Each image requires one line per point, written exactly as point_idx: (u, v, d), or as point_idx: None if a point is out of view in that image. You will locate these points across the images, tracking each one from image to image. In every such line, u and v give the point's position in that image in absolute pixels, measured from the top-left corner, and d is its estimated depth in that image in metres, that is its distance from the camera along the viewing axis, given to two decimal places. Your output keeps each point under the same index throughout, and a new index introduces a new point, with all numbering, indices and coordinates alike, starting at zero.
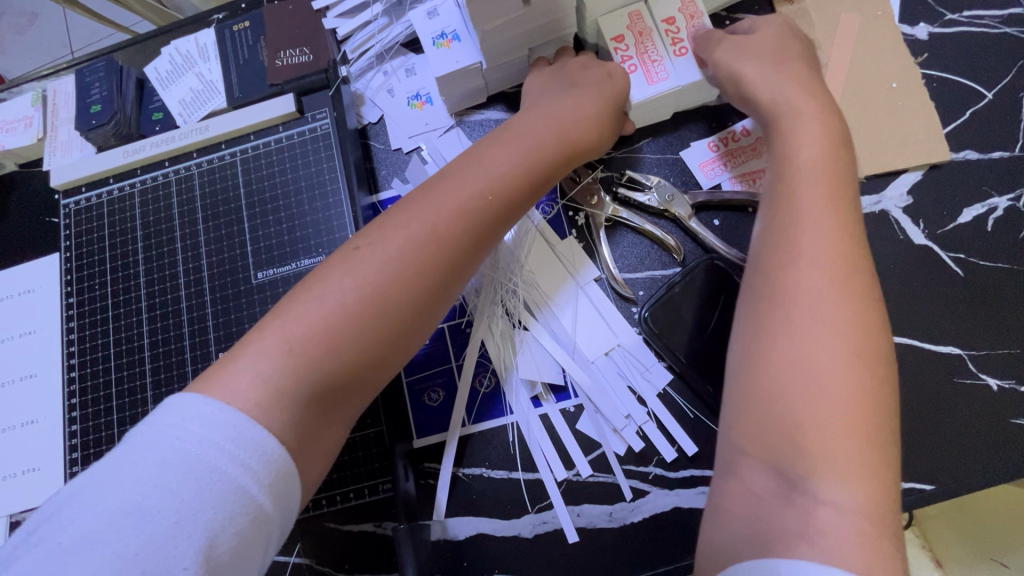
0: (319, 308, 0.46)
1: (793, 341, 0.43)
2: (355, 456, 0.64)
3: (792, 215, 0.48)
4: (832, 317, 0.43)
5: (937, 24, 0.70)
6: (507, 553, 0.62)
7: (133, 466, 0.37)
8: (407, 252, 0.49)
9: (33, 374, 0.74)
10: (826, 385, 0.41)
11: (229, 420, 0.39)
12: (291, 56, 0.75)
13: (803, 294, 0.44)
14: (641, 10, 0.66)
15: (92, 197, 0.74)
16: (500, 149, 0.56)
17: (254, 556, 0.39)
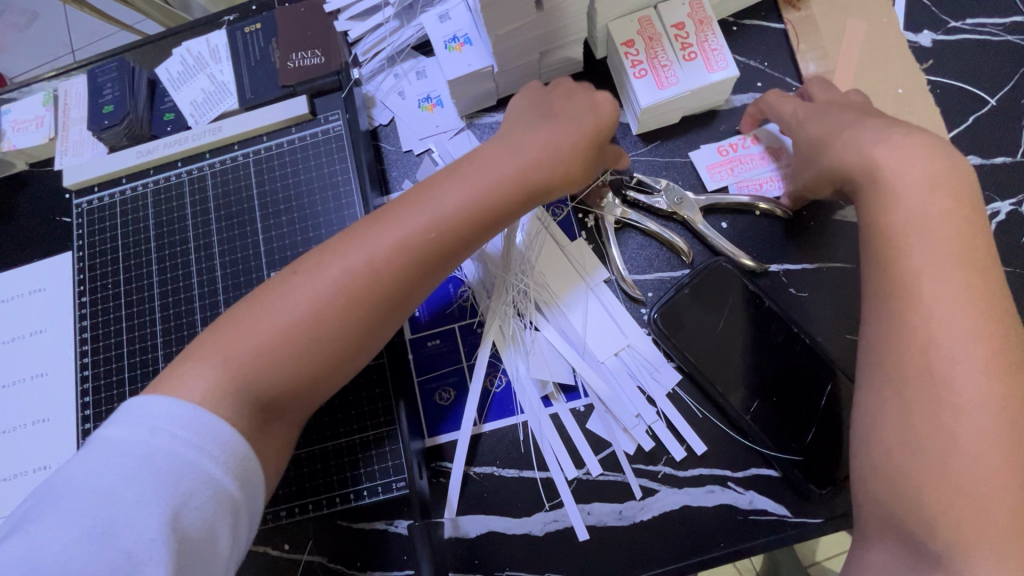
0: (259, 328, 0.49)
1: (946, 415, 0.44)
2: (314, 467, 0.65)
3: (916, 285, 0.47)
4: (982, 388, 0.43)
5: (940, 31, 0.71)
6: (519, 551, 0.63)
7: (97, 462, 0.41)
8: (343, 282, 0.51)
9: (45, 373, 0.74)
10: (973, 457, 0.42)
11: (183, 412, 0.44)
12: (303, 58, 0.76)
13: (946, 367, 0.45)
14: (650, 17, 0.68)
15: (105, 197, 0.74)
16: (456, 179, 0.56)
17: (218, 536, 0.43)
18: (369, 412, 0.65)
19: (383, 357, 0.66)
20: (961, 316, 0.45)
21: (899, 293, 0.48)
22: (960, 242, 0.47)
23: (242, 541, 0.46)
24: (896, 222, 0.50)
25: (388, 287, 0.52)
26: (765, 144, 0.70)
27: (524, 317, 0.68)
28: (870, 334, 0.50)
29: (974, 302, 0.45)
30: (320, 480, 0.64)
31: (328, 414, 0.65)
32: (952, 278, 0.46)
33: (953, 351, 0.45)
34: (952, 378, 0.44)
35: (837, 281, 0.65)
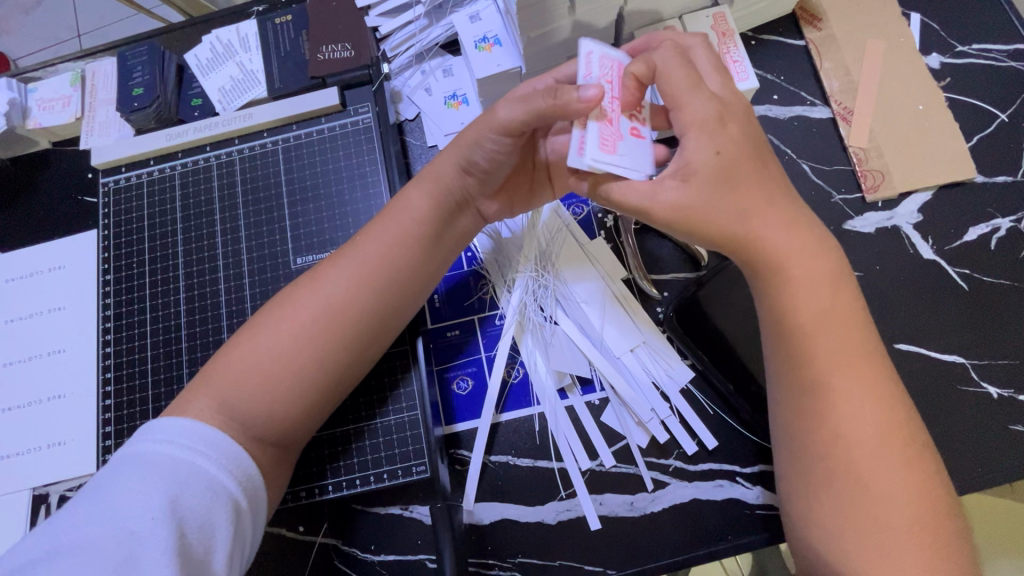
0: (241, 351, 0.55)
1: (861, 470, 0.46)
2: (322, 452, 0.65)
3: (825, 385, 0.48)
4: (902, 479, 0.46)
5: (949, 54, 0.75)
6: (531, 539, 0.64)
7: (108, 474, 0.48)
8: (292, 341, 0.55)
9: (62, 350, 0.75)
10: (881, 502, 0.46)
11: (180, 424, 0.50)
12: (333, 51, 0.78)
13: (865, 459, 0.46)
14: (675, 26, 0.71)
15: (132, 177, 0.75)
16: (375, 230, 0.61)
17: (216, 523, 0.47)
18: (384, 397, 0.66)
19: (405, 345, 0.67)
20: (868, 411, 0.47)
21: (814, 393, 0.48)
22: (837, 304, 0.50)
23: (249, 531, 0.50)
24: (808, 319, 0.49)
25: (325, 333, 0.56)
26: (629, 140, 0.52)
27: (537, 292, 0.70)
28: (788, 430, 0.50)
29: (879, 395, 0.48)
30: (339, 462, 0.64)
31: (349, 397, 0.66)
32: (856, 373, 0.48)
33: (874, 446, 0.47)
34: (872, 459, 0.46)
35: None
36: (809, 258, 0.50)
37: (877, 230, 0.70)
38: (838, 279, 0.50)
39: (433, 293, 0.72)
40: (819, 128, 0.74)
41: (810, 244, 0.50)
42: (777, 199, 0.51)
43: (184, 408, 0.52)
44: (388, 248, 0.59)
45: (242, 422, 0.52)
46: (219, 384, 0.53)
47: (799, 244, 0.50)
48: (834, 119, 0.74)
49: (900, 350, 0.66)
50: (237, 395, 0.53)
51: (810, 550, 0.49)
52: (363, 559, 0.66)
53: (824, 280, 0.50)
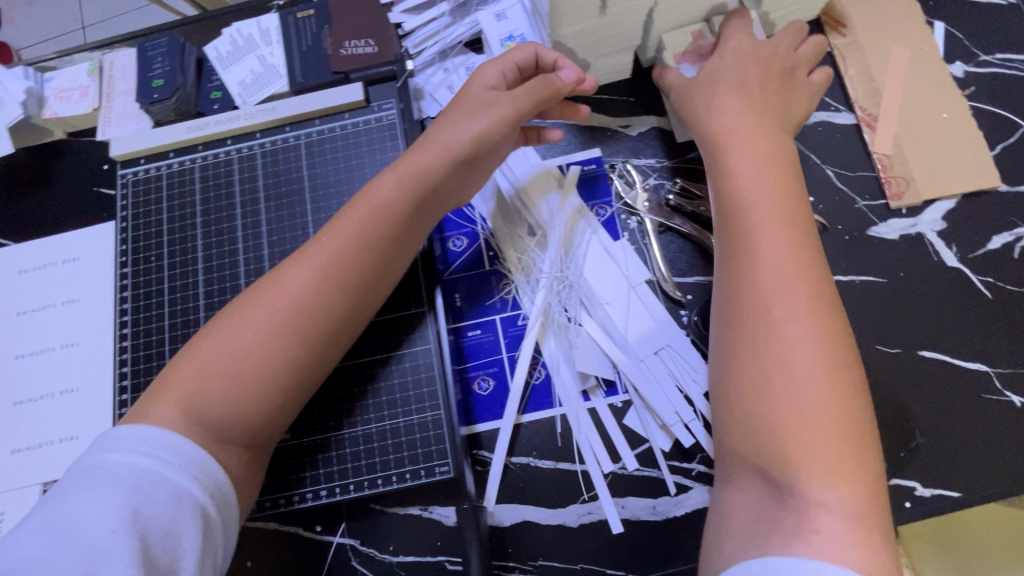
0: (202, 357, 0.54)
1: (777, 312, 0.48)
2: (302, 459, 0.63)
3: (749, 231, 0.51)
4: (812, 323, 0.47)
5: (973, 63, 0.75)
6: (552, 541, 0.64)
7: (63, 488, 0.46)
8: (259, 343, 0.54)
9: (75, 343, 0.74)
10: (792, 345, 0.46)
11: (135, 432, 0.49)
12: (355, 47, 0.77)
13: (780, 302, 0.48)
14: (701, 29, 0.71)
15: (151, 169, 0.74)
16: (339, 224, 0.59)
17: (180, 529, 0.46)
18: (408, 398, 0.64)
19: (429, 344, 0.66)
20: (789, 262, 0.49)
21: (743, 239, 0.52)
22: (776, 174, 0.54)
23: (218, 535, 0.49)
24: (738, 188, 0.54)
25: (288, 332, 0.55)
26: None
27: (563, 291, 0.70)
28: (719, 280, 0.53)
29: (802, 252, 0.50)
30: (320, 470, 0.63)
31: (332, 405, 0.65)
32: (783, 223, 0.51)
33: (789, 291, 0.48)
34: (789, 303, 0.48)
35: (874, 294, 0.68)
36: (752, 140, 0.56)
37: (901, 237, 0.70)
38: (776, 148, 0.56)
39: (454, 292, 0.72)
40: (844, 134, 0.74)
41: (755, 118, 0.57)
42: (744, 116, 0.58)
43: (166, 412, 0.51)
44: (352, 244, 0.58)
45: (216, 425, 0.52)
46: (207, 392, 0.52)
47: (742, 115, 0.58)
48: (858, 124, 0.74)
49: (925, 357, 0.66)
50: (216, 398, 0.52)
51: (724, 396, 0.49)
52: (381, 560, 0.65)
53: (761, 153, 0.55)
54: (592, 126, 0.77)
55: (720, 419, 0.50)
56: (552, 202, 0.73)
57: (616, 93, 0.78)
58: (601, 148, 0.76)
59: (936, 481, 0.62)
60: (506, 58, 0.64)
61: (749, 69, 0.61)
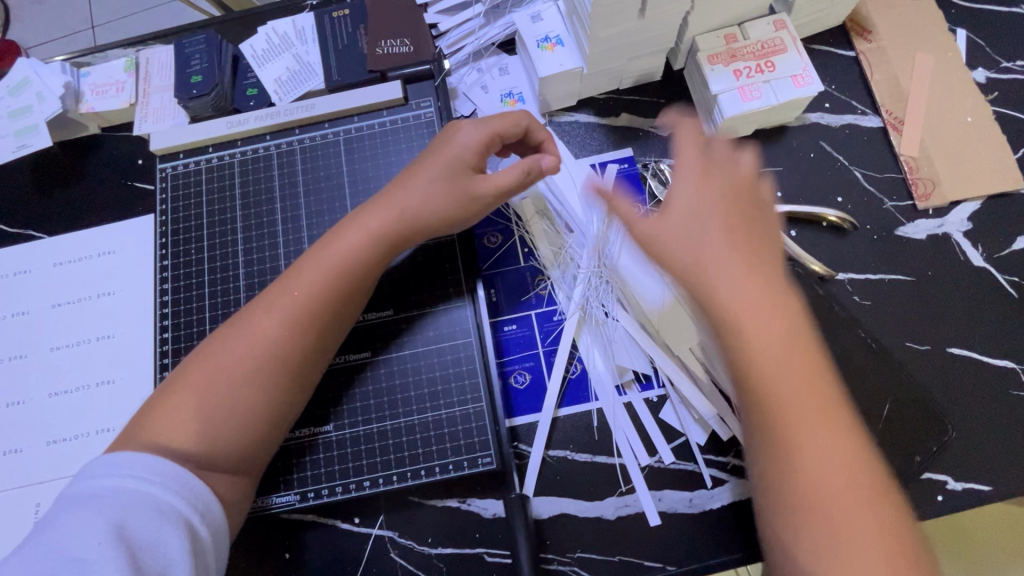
0: (181, 399, 0.55)
1: (804, 445, 0.46)
2: (289, 461, 0.63)
3: (787, 424, 0.47)
4: (873, 509, 0.45)
5: (995, 70, 0.77)
6: (590, 533, 0.64)
7: (56, 512, 0.48)
8: (229, 393, 0.56)
9: (111, 335, 0.75)
10: (827, 480, 0.46)
11: (109, 458, 0.51)
12: (391, 46, 0.78)
13: (803, 431, 0.47)
14: (735, 33, 0.73)
15: (190, 163, 0.75)
16: (308, 272, 0.60)
17: (165, 540, 0.47)
18: (451, 391, 0.64)
19: (472, 338, 0.67)
20: (799, 387, 0.47)
21: (781, 441, 0.47)
22: (765, 288, 0.50)
23: (203, 544, 0.51)
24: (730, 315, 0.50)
25: (261, 377, 0.57)
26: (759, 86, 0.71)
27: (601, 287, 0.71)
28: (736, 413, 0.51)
29: (809, 370, 0.48)
30: (306, 472, 0.63)
31: (347, 401, 0.65)
32: (810, 391, 0.48)
33: (807, 421, 0.47)
34: (811, 433, 0.47)
35: (902, 292, 0.70)
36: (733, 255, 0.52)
37: (928, 237, 0.72)
38: (787, 306, 0.50)
39: (490, 288, 0.73)
40: (871, 137, 0.76)
41: (764, 288, 0.50)
42: (718, 222, 0.53)
43: (170, 429, 0.54)
44: (322, 290, 0.59)
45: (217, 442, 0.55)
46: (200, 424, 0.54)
47: (712, 233, 0.53)
48: (884, 128, 0.76)
49: (953, 354, 0.67)
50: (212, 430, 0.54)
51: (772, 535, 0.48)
52: (420, 551, 0.65)
53: (743, 269, 0.51)
54: (623, 126, 0.79)
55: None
56: (587, 201, 0.74)
57: (646, 94, 0.80)
58: (632, 148, 0.78)
59: (966, 475, 0.64)
60: (490, 124, 0.63)
61: (729, 218, 0.53)
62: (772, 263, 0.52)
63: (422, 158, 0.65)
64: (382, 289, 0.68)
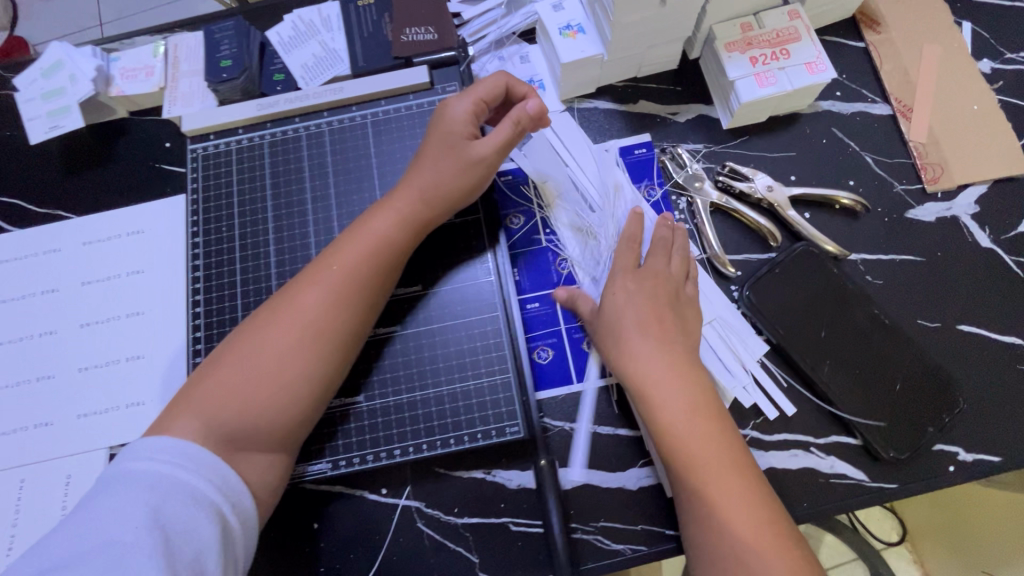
0: (227, 374, 0.57)
1: (711, 494, 0.56)
2: (326, 431, 0.65)
3: (698, 484, 0.56)
4: (772, 549, 0.53)
5: (1000, 61, 0.80)
6: (613, 503, 0.66)
7: (92, 498, 0.49)
8: (277, 360, 0.57)
9: (140, 312, 0.76)
10: (733, 521, 0.54)
11: (148, 445, 0.52)
12: (416, 33, 0.80)
13: (711, 483, 0.56)
14: (750, 22, 0.76)
15: (220, 145, 0.76)
16: (342, 253, 0.62)
17: (200, 524, 0.48)
18: (481, 363, 0.67)
19: (498, 312, 0.69)
20: (703, 444, 0.57)
21: (697, 501, 0.56)
22: (677, 365, 0.60)
23: (235, 529, 0.51)
24: (645, 389, 0.60)
25: (307, 348, 0.58)
26: (774, 74, 0.73)
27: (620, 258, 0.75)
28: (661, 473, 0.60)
29: (711, 430, 0.58)
30: (339, 441, 0.65)
31: (376, 373, 0.67)
32: (721, 464, 0.56)
33: (713, 474, 0.56)
34: (717, 484, 0.56)
35: (912, 272, 0.72)
36: (650, 337, 0.62)
37: (938, 219, 0.74)
38: (694, 384, 0.60)
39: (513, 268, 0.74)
40: (881, 124, 0.78)
41: (680, 375, 0.60)
42: (639, 307, 0.63)
43: (214, 395, 0.56)
44: (362, 266, 0.61)
45: (251, 415, 0.56)
46: (247, 391, 0.56)
47: (633, 318, 0.63)
48: (893, 115, 0.79)
49: (962, 331, 0.70)
50: (256, 398, 0.56)
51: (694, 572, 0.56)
52: (446, 522, 0.66)
53: (659, 348, 0.61)
54: (641, 112, 0.81)
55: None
56: (603, 177, 0.77)
57: (663, 82, 0.82)
58: (650, 133, 0.80)
59: (976, 446, 0.66)
60: (472, 93, 0.69)
61: (646, 310, 0.63)
62: (684, 340, 0.62)
63: (423, 146, 0.68)
64: (411, 266, 0.71)
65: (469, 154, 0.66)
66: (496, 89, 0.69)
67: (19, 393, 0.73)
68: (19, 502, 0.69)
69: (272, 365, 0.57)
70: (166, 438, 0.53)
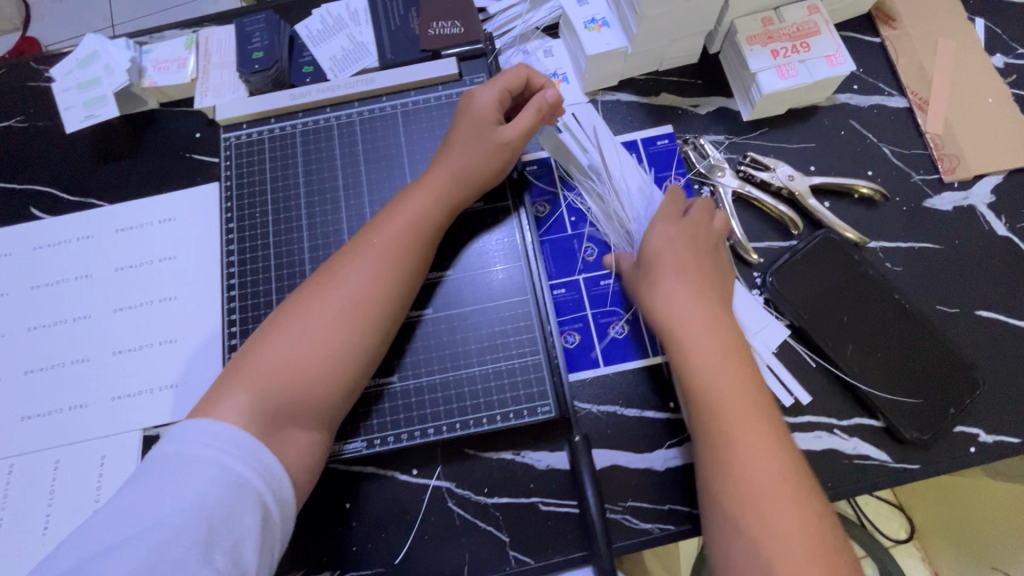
0: (274, 345, 0.58)
1: (734, 436, 0.55)
2: (362, 410, 0.67)
3: (721, 422, 0.56)
4: (793, 499, 0.52)
5: (1013, 56, 0.82)
6: (641, 484, 0.67)
7: (139, 478, 0.50)
8: (325, 332, 0.59)
9: (172, 297, 0.77)
10: (754, 464, 0.54)
11: (192, 427, 0.52)
12: (443, 27, 0.82)
13: (737, 427, 0.55)
14: (771, 16, 0.77)
15: (253, 133, 0.78)
16: (383, 228, 0.64)
17: (242, 516, 0.49)
18: (512, 344, 0.69)
19: (529, 295, 0.71)
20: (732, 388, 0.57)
21: (714, 440, 0.56)
22: (710, 311, 0.61)
23: (275, 520, 0.52)
24: (679, 328, 0.61)
25: (351, 319, 0.60)
26: (795, 66, 0.75)
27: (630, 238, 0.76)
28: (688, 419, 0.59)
29: (742, 376, 0.58)
30: (373, 421, 0.67)
31: (409, 354, 0.69)
32: (748, 410, 0.56)
33: (740, 418, 0.56)
34: (742, 429, 0.55)
35: (931, 259, 0.74)
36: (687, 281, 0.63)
37: (955, 208, 0.76)
38: (726, 329, 0.61)
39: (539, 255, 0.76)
40: (897, 116, 0.80)
41: (713, 319, 0.61)
42: (677, 254, 0.65)
43: (257, 371, 0.57)
44: (404, 243, 0.64)
45: (292, 394, 0.57)
46: (294, 365, 0.57)
47: (672, 263, 0.64)
48: (910, 108, 0.80)
49: (981, 316, 0.71)
50: (303, 371, 0.57)
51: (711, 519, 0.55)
52: (477, 502, 0.68)
53: (695, 291, 0.62)
54: (663, 105, 0.83)
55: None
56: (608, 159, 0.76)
57: (684, 75, 0.84)
58: (672, 125, 0.82)
59: (996, 428, 0.67)
60: (497, 83, 0.70)
61: (686, 255, 0.64)
62: (719, 291, 0.63)
63: (451, 133, 0.70)
64: (443, 250, 0.73)
65: (496, 144, 0.68)
66: (519, 80, 0.71)
67: (54, 376, 0.75)
68: (54, 483, 0.70)
69: (316, 341, 0.58)
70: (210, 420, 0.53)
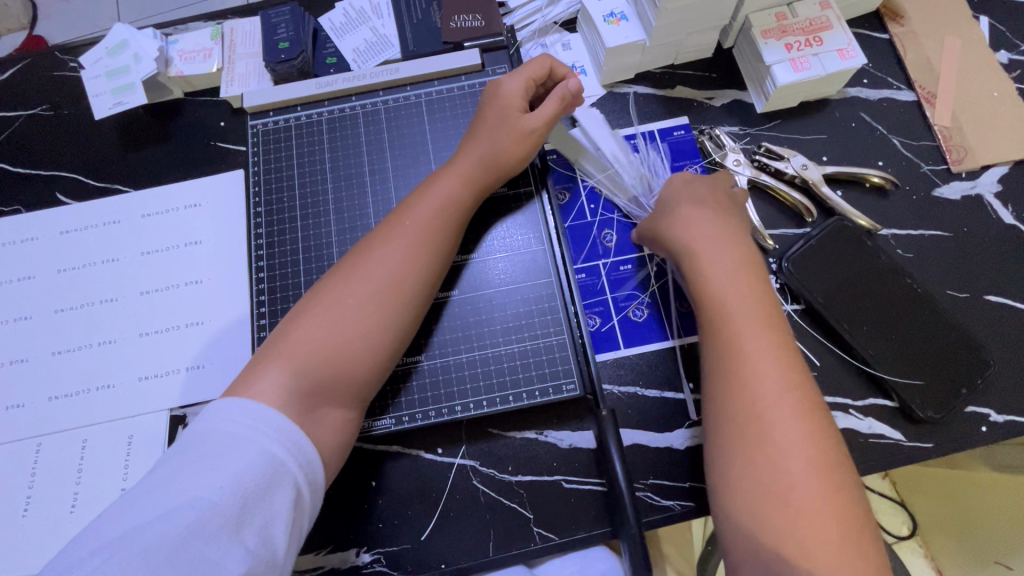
0: (311, 320, 0.59)
1: (751, 350, 0.56)
2: (392, 388, 0.69)
3: (737, 331, 0.57)
4: (804, 419, 0.53)
5: (1017, 52, 0.85)
6: (661, 461, 0.69)
7: (172, 458, 0.50)
8: (360, 307, 0.60)
9: (199, 281, 0.78)
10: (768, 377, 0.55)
11: (225, 405, 0.53)
12: (464, 20, 0.84)
13: (754, 344, 0.57)
14: (784, 12, 0.80)
15: (280, 120, 0.80)
16: (415, 203, 0.67)
17: (274, 494, 0.49)
18: (537, 325, 0.71)
19: (553, 278, 0.73)
20: (751, 309, 0.59)
21: (730, 353, 0.57)
22: (731, 241, 0.63)
23: (304, 498, 0.52)
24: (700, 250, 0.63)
25: (384, 295, 0.61)
26: (808, 59, 0.77)
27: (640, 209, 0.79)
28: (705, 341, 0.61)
29: (761, 301, 0.59)
30: (404, 399, 0.69)
31: (437, 334, 0.71)
32: (765, 331, 0.57)
33: (758, 337, 0.57)
34: (759, 346, 0.56)
35: (940, 246, 0.76)
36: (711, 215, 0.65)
37: (962, 198, 0.78)
38: (747, 258, 0.62)
39: None
40: (906, 109, 0.83)
41: (734, 246, 0.63)
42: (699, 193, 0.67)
43: (293, 345, 0.58)
44: (434, 222, 0.66)
45: (326, 371, 0.58)
46: (329, 338, 0.59)
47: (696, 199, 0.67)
48: (918, 101, 0.83)
49: (990, 301, 0.73)
50: (340, 344, 0.59)
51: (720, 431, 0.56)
52: (501, 479, 0.69)
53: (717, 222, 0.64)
54: (679, 97, 0.85)
55: (719, 493, 0.54)
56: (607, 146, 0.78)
57: (699, 69, 0.86)
58: (688, 116, 0.85)
59: (1006, 408, 0.69)
60: (522, 73, 0.72)
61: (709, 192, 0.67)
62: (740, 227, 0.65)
63: (478, 120, 0.72)
64: (468, 234, 0.75)
65: (523, 131, 0.70)
66: (543, 69, 0.73)
67: (82, 358, 0.76)
68: (82, 462, 0.71)
69: (351, 316, 0.60)
70: (241, 400, 0.54)
